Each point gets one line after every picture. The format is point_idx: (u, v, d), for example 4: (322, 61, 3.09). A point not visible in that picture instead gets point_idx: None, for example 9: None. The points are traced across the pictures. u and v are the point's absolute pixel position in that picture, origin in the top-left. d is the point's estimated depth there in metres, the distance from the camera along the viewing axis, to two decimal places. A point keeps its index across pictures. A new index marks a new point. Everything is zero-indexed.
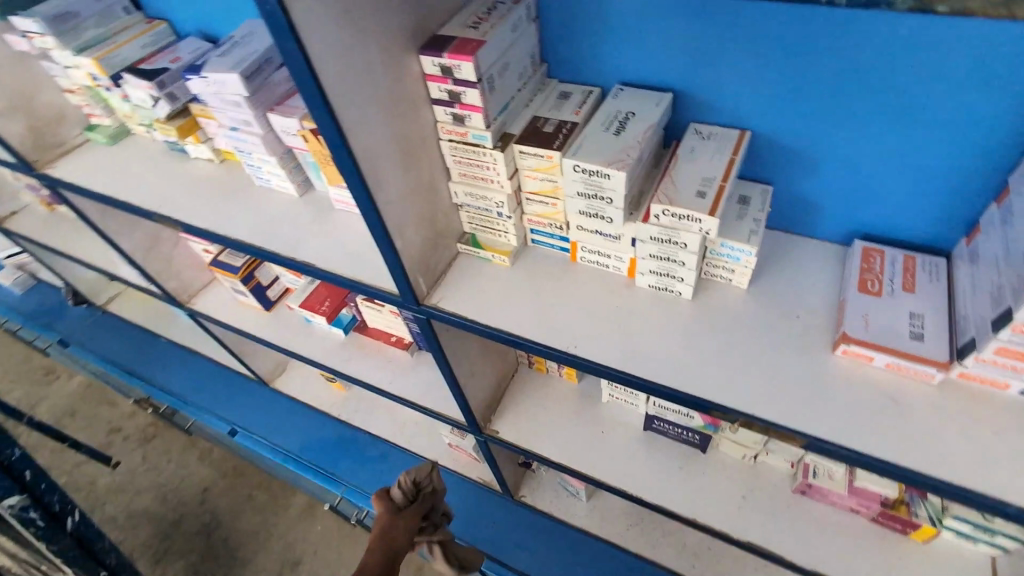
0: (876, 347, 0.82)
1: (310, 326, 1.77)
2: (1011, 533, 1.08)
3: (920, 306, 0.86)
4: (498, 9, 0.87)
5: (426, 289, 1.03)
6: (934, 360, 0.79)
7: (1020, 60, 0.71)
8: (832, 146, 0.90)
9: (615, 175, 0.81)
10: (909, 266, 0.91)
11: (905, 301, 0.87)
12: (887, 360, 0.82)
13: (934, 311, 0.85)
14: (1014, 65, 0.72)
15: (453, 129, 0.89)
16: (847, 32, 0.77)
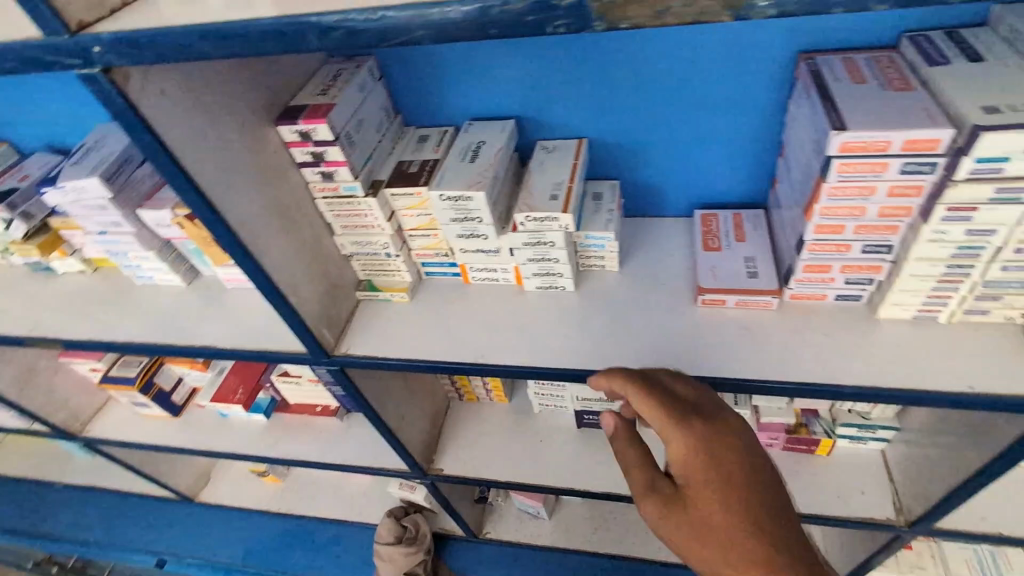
0: (725, 291, 0.98)
1: (227, 419, 1.70)
2: (885, 424, 1.35)
3: (752, 250, 1.04)
4: (342, 75, 0.96)
5: (334, 340, 1.07)
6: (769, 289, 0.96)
7: (755, 46, 0.92)
8: (651, 138, 1.08)
9: (477, 196, 0.91)
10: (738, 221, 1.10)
11: (739, 250, 1.05)
12: (737, 299, 0.98)
13: (762, 251, 1.03)
14: (752, 51, 0.92)
15: (324, 187, 0.96)
16: (630, 47, 0.95)
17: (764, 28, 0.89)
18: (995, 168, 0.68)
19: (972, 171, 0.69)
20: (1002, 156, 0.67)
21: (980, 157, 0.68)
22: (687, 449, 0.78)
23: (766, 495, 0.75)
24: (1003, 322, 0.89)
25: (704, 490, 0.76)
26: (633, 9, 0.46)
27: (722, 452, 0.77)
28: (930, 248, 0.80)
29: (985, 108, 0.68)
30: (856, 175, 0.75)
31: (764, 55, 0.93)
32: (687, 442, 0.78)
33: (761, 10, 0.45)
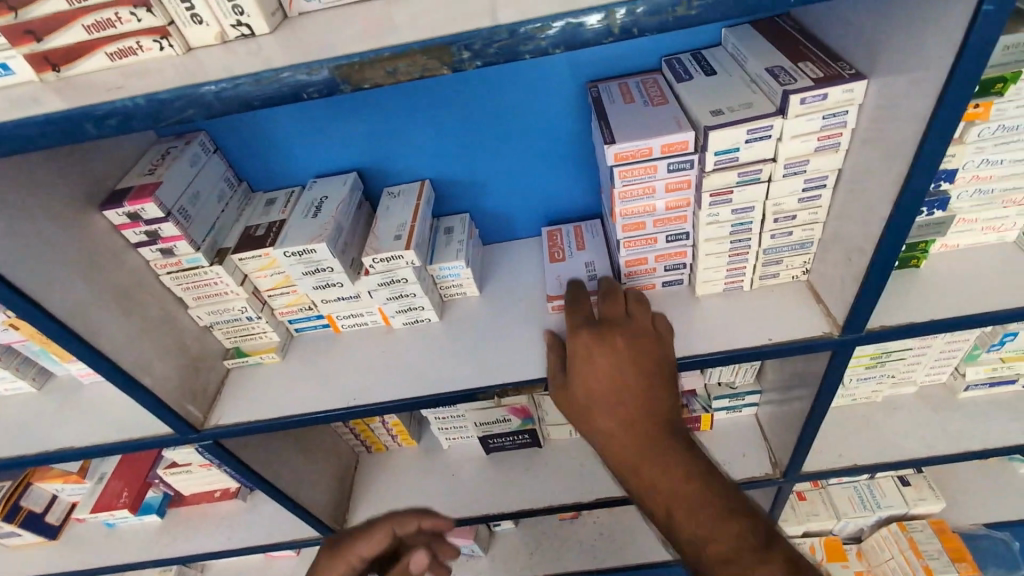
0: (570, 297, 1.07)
1: (115, 528, 1.56)
2: (750, 389, 1.51)
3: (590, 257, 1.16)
4: (171, 153, 0.99)
5: (203, 414, 1.05)
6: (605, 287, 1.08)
7: (549, 81, 1.05)
8: (487, 171, 1.18)
9: (320, 248, 0.96)
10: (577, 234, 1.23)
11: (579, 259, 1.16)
12: None
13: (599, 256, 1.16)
14: (548, 86, 1.06)
15: (166, 262, 0.96)
16: (444, 94, 1.06)
17: (552, 65, 1.03)
18: (731, 157, 0.84)
19: (716, 161, 0.85)
20: (732, 147, 0.82)
21: (717, 151, 0.83)
22: (595, 374, 0.89)
23: (656, 397, 0.88)
24: (791, 281, 1.06)
25: (602, 378, 0.88)
26: (367, 72, 0.56)
27: (600, 353, 0.90)
28: (712, 229, 0.95)
29: (713, 111, 0.84)
30: (635, 179, 0.89)
31: (560, 87, 1.06)
32: (593, 365, 0.89)
33: (469, 63, 0.56)
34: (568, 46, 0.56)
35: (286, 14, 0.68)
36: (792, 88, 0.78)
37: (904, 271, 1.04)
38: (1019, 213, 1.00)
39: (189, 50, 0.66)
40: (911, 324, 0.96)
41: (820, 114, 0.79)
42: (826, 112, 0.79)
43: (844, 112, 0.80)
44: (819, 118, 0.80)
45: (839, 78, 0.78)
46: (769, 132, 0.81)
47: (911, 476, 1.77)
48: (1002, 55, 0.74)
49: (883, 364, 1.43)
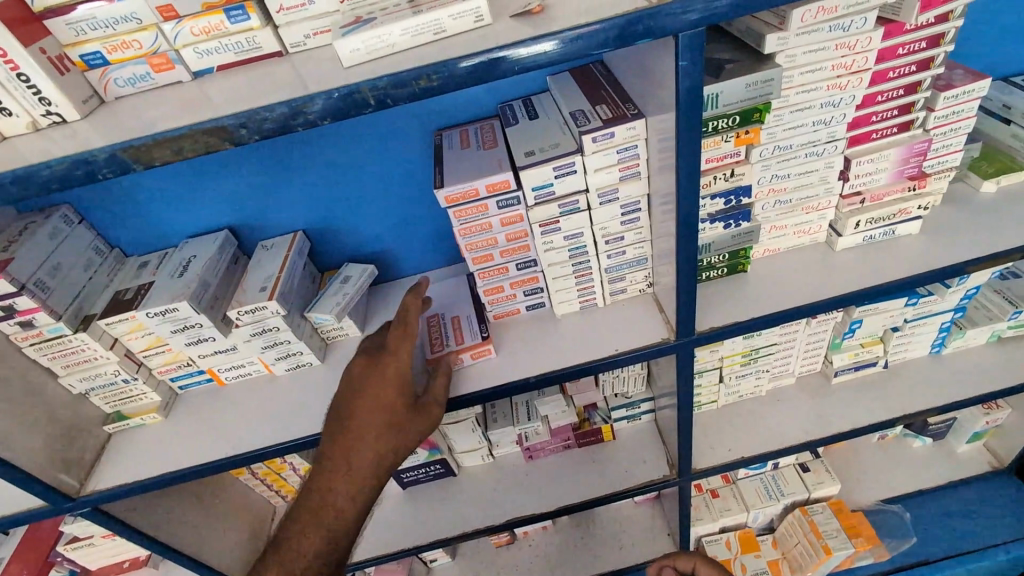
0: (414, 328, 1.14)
1: None
2: (643, 397, 1.60)
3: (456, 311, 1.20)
4: (29, 228, 1.01)
5: (79, 483, 1.06)
6: (483, 341, 1.11)
7: (400, 132, 1.14)
8: (358, 217, 1.25)
9: (182, 306, 1.00)
10: (446, 287, 1.27)
11: (449, 303, 1.23)
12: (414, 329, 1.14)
13: (469, 309, 1.19)
14: (398, 136, 1.15)
15: (26, 335, 0.98)
16: (302, 151, 1.13)
17: (399, 119, 1.12)
18: (548, 191, 0.95)
19: (536, 196, 0.95)
20: (545, 182, 0.93)
21: (534, 187, 0.94)
22: None
23: None
24: (639, 294, 1.17)
25: None
26: (155, 151, 0.63)
27: None
28: (551, 254, 1.05)
29: (527, 152, 0.95)
30: (471, 217, 0.98)
31: (410, 136, 1.15)
32: None
33: (249, 137, 0.64)
34: (334, 117, 0.64)
35: (103, 99, 0.75)
36: (585, 129, 0.90)
37: (734, 275, 1.16)
38: (821, 216, 1.14)
39: (3, 138, 0.71)
40: (736, 323, 1.07)
41: (613, 149, 0.91)
42: (618, 147, 0.91)
43: (634, 146, 0.92)
44: (613, 152, 0.91)
45: (623, 118, 0.90)
46: (573, 168, 0.92)
47: (812, 462, 1.88)
48: (747, 90, 0.87)
49: (756, 360, 1.54)
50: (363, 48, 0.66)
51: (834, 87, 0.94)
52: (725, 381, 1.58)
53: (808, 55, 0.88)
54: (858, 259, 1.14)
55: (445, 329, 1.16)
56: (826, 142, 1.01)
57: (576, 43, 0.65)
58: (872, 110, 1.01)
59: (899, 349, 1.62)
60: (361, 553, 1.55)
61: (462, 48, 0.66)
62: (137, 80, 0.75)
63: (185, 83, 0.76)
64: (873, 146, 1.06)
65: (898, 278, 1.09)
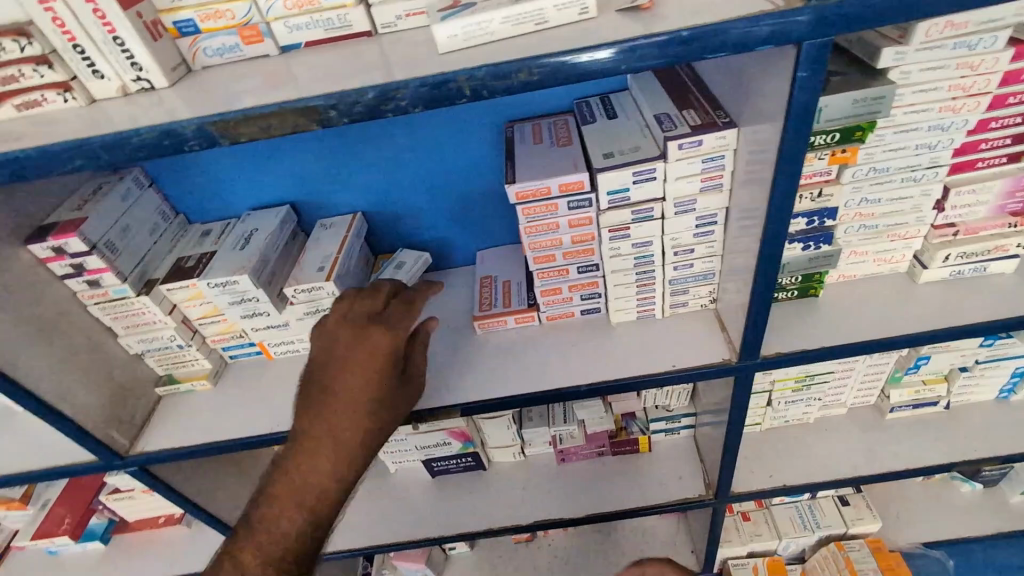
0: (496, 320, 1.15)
1: (57, 555, 1.56)
2: (684, 411, 1.56)
3: (508, 274, 1.23)
4: (102, 188, 1.03)
5: (129, 442, 1.09)
6: (529, 308, 1.14)
7: (469, 122, 1.11)
8: (418, 204, 1.24)
9: (242, 279, 1.00)
10: (499, 250, 1.29)
11: (501, 266, 1.25)
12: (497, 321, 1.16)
13: (520, 275, 1.22)
14: (467, 125, 1.12)
15: (93, 293, 1.00)
16: (371, 134, 1.12)
17: (471, 107, 1.09)
18: (624, 196, 0.91)
19: (610, 200, 0.91)
20: (622, 187, 0.89)
21: (609, 190, 0.90)
22: None
23: None
24: (700, 309, 1.12)
25: None
26: (243, 127, 0.62)
27: None
28: (616, 261, 1.01)
29: (606, 154, 0.91)
30: (538, 215, 0.95)
31: (480, 126, 1.12)
32: None
33: (338, 120, 0.62)
34: (426, 105, 0.62)
35: (190, 67, 0.75)
36: (672, 134, 0.85)
37: (804, 299, 1.10)
38: (906, 246, 1.07)
39: (92, 101, 0.71)
40: (804, 351, 1.01)
41: (699, 158, 0.86)
42: (704, 156, 0.86)
43: (721, 156, 0.86)
44: (698, 162, 0.87)
45: (713, 126, 0.85)
46: (654, 174, 0.88)
47: (851, 496, 1.81)
48: (853, 107, 0.81)
49: (809, 387, 1.48)
50: (461, 34, 0.63)
51: (946, 109, 0.86)
52: (773, 405, 1.52)
53: (925, 73, 0.81)
54: (942, 295, 1.07)
55: (495, 290, 1.20)
56: (927, 168, 0.94)
57: (689, 45, 0.61)
58: (982, 137, 0.93)
59: (963, 390, 1.53)
60: (385, 536, 1.56)
61: (565, 42, 0.62)
62: (226, 51, 0.74)
63: (272, 58, 0.74)
64: (977, 176, 0.98)
65: (988, 320, 1.01)
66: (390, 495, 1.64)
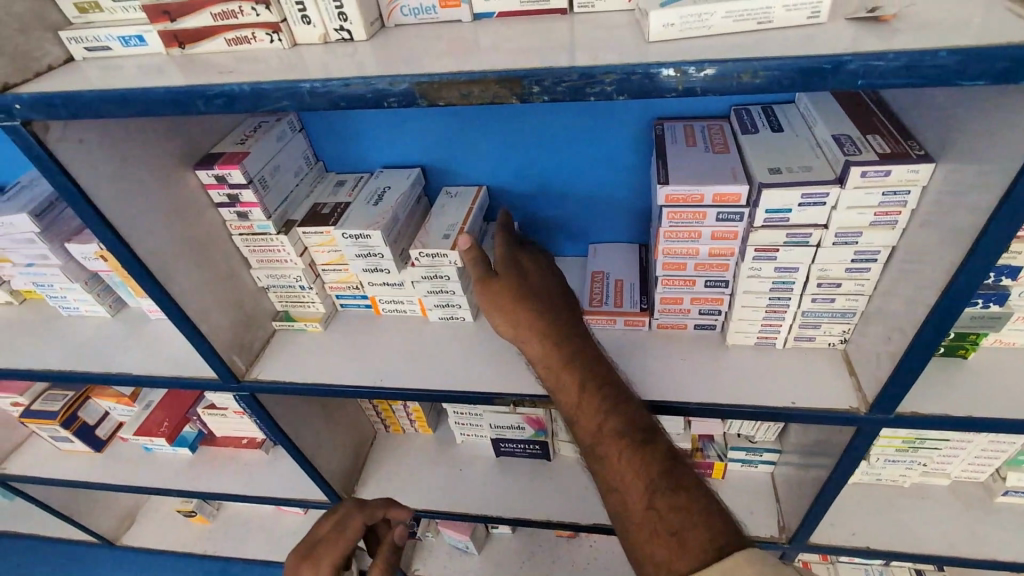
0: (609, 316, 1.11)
1: (151, 453, 1.70)
2: (769, 446, 1.48)
3: (620, 273, 1.20)
4: (262, 127, 1.08)
5: (245, 367, 1.16)
6: (641, 312, 1.11)
7: (617, 113, 1.08)
8: (544, 187, 1.22)
9: (375, 235, 1.03)
10: (612, 246, 1.26)
11: (616, 264, 1.22)
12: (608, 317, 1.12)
13: (633, 276, 1.18)
14: (614, 117, 1.09)
15: (239, 224, 1.07)
16: (515, 110, 1.11)
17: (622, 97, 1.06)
18: (783, 217, 0.85)
19: (766, 219, 0.86)
20: (784, 208, 0.83)
21: (769, 208, 0.84)
22: None
23: None
24: (826, 347, 1.05)
25: None
26: (443, 91, 0.62)
27: None
28: (752, 282, 0.95)
29: (771, 169, 0.86)
30: (682, 222, 0.91)
31: (627, 118, 1.09)
32: None
33: (537, 97, 0.61)
34: (631, 94, 0.60)
35: (384, 24, 0.76)
36: (856, 160, 0.78)
37: (950, 359, 1.00)
38: None
39: (294, 45, 0.74)
40: (947, 416, 0.93)
41: (880, 190, 0.79)
42: (887, 189, 0.79)
43: (907, 191, 0.79)
44: (878, 193, 0.80)
45: (906, 157, 0.77)
46: (824, 199, 0.82)
47: (930, 572, 1.67)
48: None
49: (915, 450, 1.36)
50: (677, 24, 0.60)
51: None
52: (871, 460, 1.42)
53: None
54: None
55: (607, 286, 1.17)
56: None
57: (938, 68, 0.55)
58: None
59: None
60: (445, 503, 1.59)
61: (791, 47, 0.58)
62: (421, 12, 0.75)
63: (463, 23, 0.75)
64: None
65: None
66: (453, 464, 1.67)
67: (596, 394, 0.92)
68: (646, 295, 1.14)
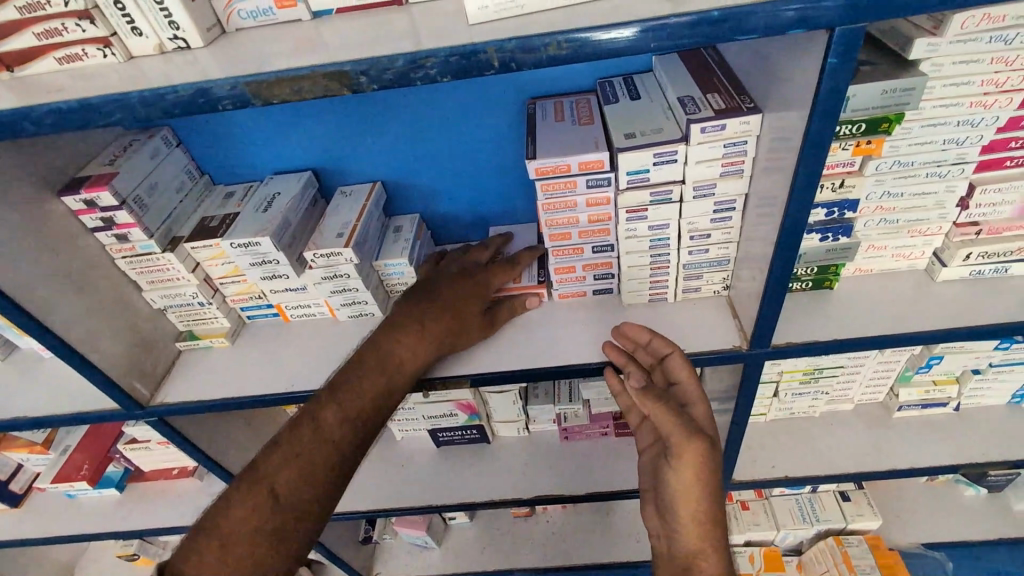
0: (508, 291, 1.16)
1: (75, 498, 1.63)
2: None
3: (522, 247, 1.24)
4: (132, 146, 1.05)
5: (150, 392, 1.13)
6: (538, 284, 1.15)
7: (492, 96, 1.12)
8: (437, 176, 1.25)
9: (264, 241, 1.02)
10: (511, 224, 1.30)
11: (518, 242, 1.26)
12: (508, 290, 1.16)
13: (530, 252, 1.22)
14: (490, 100, 1.12)
15: (120, 247, 1.03)
16: (394, 103, 1.13)
17: (494, 80, 1.09)
18: (643, 177, 0.91)
19: (629, 180, 0.91)
20: (642, 168, 0.89)
21: (629, 171, 0.90)
22: None
23: None
24: (713, 295, 1.13)
25: None
26: (275, 89, 0.64)
27: None
28: (632, 243, 1.01)
29: (627, 134, 0.91)
30: (557, 192, 0.96)
31: (503, 101, 1.12)
32: None
33: (368, 86, 0.63)
34: (454, 75, 0.63)
35: (223, 29, 0.76)
36: (695, 117, 0.85)
37: (818, 291, 1.10)
38: (927, 242, 1.06)
39: (130, 58, 0.74)
40: (816, 343, 1.02)
41: (721, 143, 0.86)
42: (726, 141, 0.86)
43: (743, 141, 0.86)
44: (720, 146, 0.87)
45: (738, 111, 0.84)
46: (675, 156, 0.88)
47: (853, 492, 1.81)
48: (881, 97, 0.81)
49: (817, 380, 1.48)
50: (492, 6, 0.64)
51: (977, 105, 0.85)
52: (780, 396, 1.52)
53: (958, 66, 0.80)
54: (960, 294, 1.06)
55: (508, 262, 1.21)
56: (952, 164, 0.93)
57: (719, 26, 0.61)
58: (1013, 134, 0.91)
59: (975, 392, 1.51)
60: (390, 501, 1.60)
61: (594, 17, 0.63)
62: (259, 14, 0.75)
63: (304, 22, 0.76)
64: (1005, 175, 0.97)
65: (1009, 322, 1.00)
66: (396, 462, 1.68)
67: (715, 499, 1.00)
68: (543, 269, 1.18)
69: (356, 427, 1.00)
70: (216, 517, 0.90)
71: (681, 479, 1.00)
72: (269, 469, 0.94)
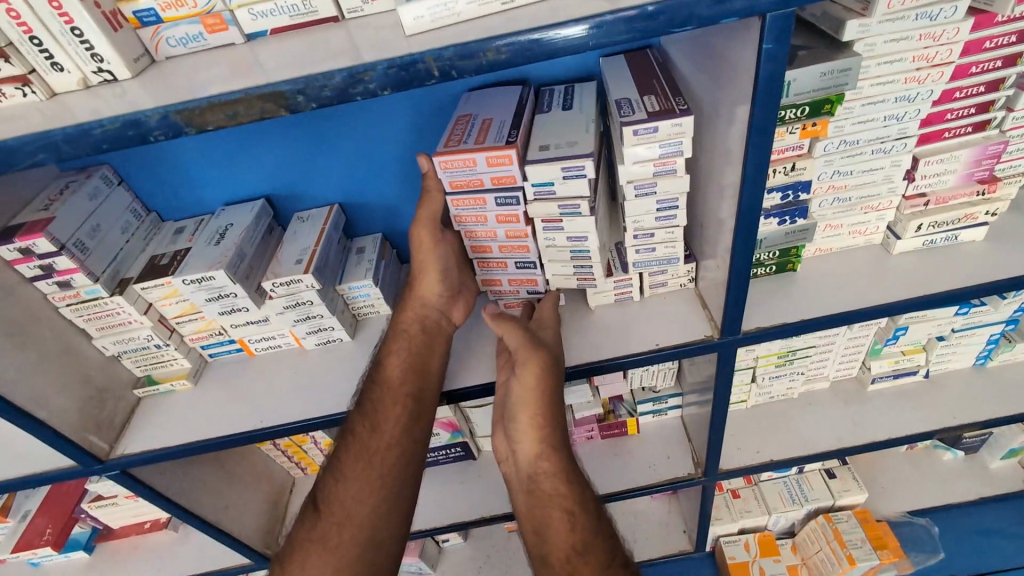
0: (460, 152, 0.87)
1: (40, 566, 1.53)
2: (671, 392, 1.56)
3: (490, 113, 0.98)
4: (69, 188, 1.00)
5: (109, 445, 1.07)
6: (506, 144, 0.87)
7: (431, 110, 1.11)
8: (388, 192, 1.23)
9: (218, 274, 0.97)
10: (481, 94, 1.06)
11: None
12: (474, 159, 0.88)
13: (506, 114, 0.97)
14: (429, 111, 1.11)
15: (64, 295, 0.97)
16: (335, 123, 1.11)
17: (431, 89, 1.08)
18: (549, 190, 0.91)
19: (536, 192, 0.91)
20: (548, 181, 0.89)
21: (535, 182, 0.90)
22: None
23: None
24: (680, 288, 1.13)
25: None
26: (209, 116, 0.62)
27: None
28: (552, 253, 1.01)
29: (540, 146, 0.91)
30: (467, 208, 0.95)
31: (441, 110, 1.11)
32: None
33: (306, 105, 0.62)
34: (395, 88, 0.62)
35: (153, 58, 0.73)
36: (629, 119, 0.86)
37: (783, 274, 1.12)
38: (880, 217, 1.09)
39: (53, 95, 0.70)
40: (786, 324, 1.03)
41: (656, 144, 0.86)
42: (662, 142, 0.86)
43: (678, 142, 0.86)
44: (655, 148, 0.87)
45: (671, 112, 0.85)
46: (583, 170, 0.87)
47: (838, 469, 1.84)
48: (821, 79, 0.83)
49: (792, 362, 1.48)
50: (427, 15, 0.64)
51: (912, 80, 0.88)
52: (757, 381, 1.53)
53: (889, 45, 0.83)
54: (915, 264, 1.09)
55: (471, 127, 0.95)
56: (896, 140, 0.95)
57: (654, 21, 0.61)
58: (948, 107, 0.95)
59: (942, 359, 1.55)
60: None
61: (530, 20, 0.63)
62: (189, 41, 0.72)
63: (237, 46, 0.73)
64: (945, 146, 1.00)
65: (964, 287, 1.03)
66: None
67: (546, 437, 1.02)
68: (513, 132, 0.91)
69: (405, 399, 1.03)
70: (329, 501, 1.02)
71: (522, 427, 1.02)
72: (343, 462, 1.04)
